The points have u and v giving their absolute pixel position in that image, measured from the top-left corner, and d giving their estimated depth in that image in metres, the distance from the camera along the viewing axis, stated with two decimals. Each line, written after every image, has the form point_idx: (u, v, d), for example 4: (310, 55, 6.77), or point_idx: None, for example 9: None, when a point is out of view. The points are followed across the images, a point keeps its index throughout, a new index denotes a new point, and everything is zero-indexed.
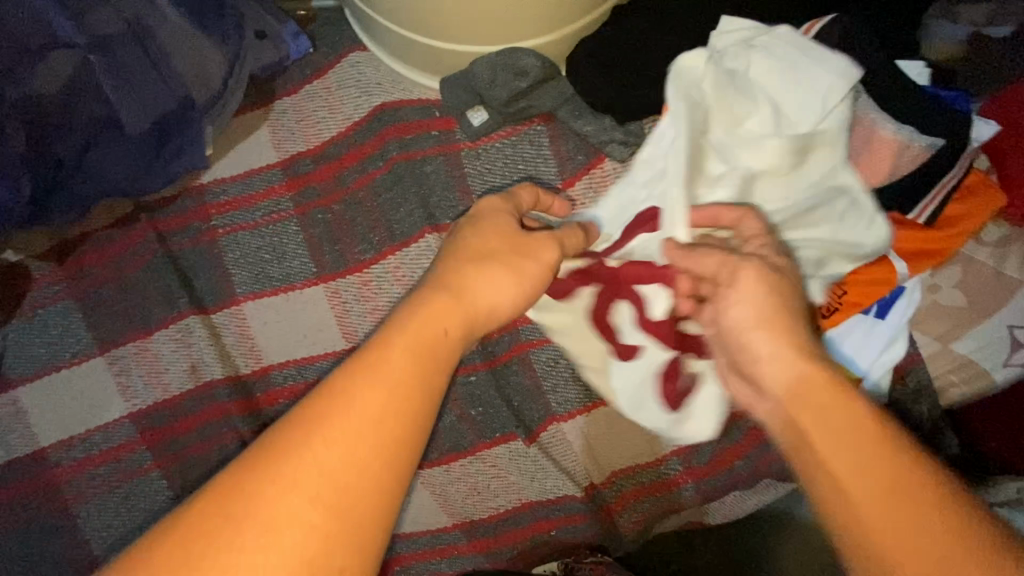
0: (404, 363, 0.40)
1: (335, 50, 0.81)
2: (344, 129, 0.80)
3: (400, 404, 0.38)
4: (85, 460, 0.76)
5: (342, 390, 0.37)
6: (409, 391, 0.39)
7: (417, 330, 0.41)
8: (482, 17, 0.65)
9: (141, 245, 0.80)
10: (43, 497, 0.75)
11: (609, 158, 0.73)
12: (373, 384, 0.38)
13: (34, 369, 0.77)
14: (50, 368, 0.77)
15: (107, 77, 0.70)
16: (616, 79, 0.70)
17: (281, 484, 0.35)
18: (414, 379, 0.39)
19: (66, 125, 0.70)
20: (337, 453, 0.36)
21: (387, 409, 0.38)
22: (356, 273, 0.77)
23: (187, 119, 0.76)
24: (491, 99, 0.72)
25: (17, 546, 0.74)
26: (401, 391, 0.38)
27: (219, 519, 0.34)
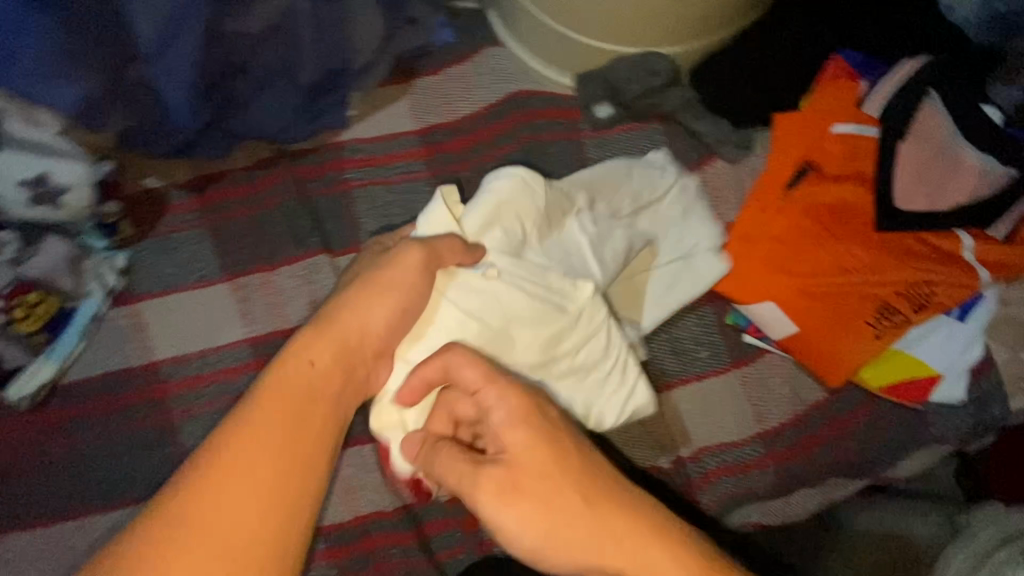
0: (291, 394, 0.52)
1: (476, 42, 0.91)
2: (478, 109, 0.88)
3: (288, 458, 0.49)
4: (195, 378, 0.78)
5: (244, 435, 0.49)
6: (298, 452, 0.50)
7: (285, 391, 0.52)
8: (633, 19, 0.75)
9: (277, 187, 0.86)
10: (151, 408, 0.77)
11: (721, 157, 0.81)
12: (258, 434, 0.49)
13: (158, 286, 0.81)
14: (173, 287, 0.81)
15: (301, 31, 0.75)
16: (740, 89, 0.78)
17: (170, 557, 0.43)
18: (294, 435, 0.51)
19: (246, 68, 0.76)
20: (240, 490, 0.47)
21: (272, 460, 0.49)
22: None
23: (341, 82, 0.84)
24: (621, 93, 0.81)
25: (118, 452, 0.76)
26: (282, 456, 0.49)
27: (169, 552, 0.44)
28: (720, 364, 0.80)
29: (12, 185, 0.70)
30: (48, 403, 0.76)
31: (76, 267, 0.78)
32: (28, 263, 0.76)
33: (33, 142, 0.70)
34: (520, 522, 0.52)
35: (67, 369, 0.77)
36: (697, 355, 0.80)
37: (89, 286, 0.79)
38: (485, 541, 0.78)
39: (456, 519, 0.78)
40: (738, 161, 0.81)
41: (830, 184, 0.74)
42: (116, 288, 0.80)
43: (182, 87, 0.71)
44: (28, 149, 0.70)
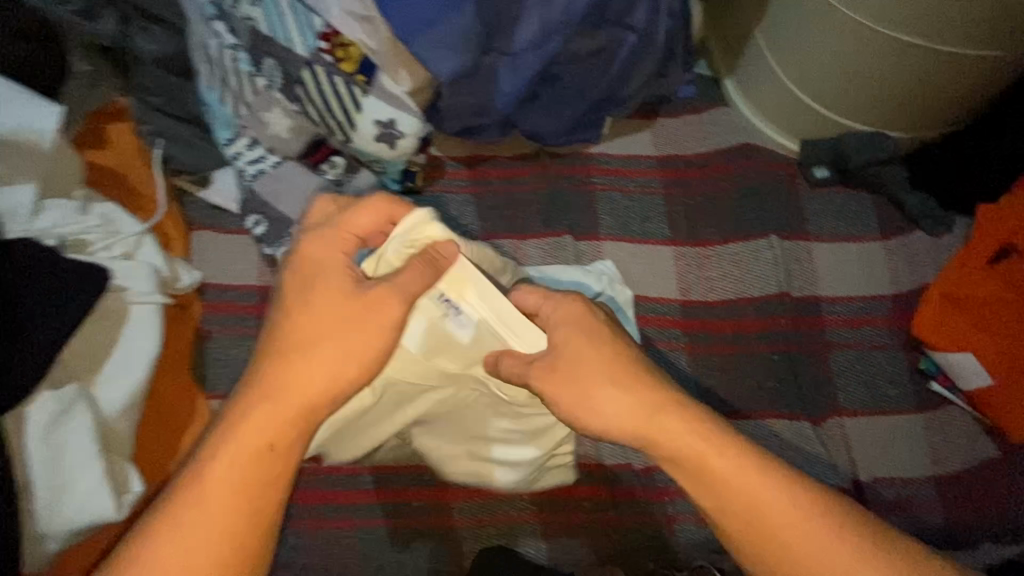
0: (252, 435, 0.54)
1: (712, 99, 1.09)
2: (712, 150, 1.04)
3: (247, 506, 0.52)
4: None
5: (196, 496, 0.51)
6: (248, 502, 0.52)
7: (258, 459, 0.53)
8: (879, 104, 0.92)
9: (535, 176, 1.03)
10: None
11: (920, 229, 0.96)
12: (238, 428, 0.54)
13: None
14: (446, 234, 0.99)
15: (598, 58, 0.91)
16: (949, 177, 0.95)
17: (203, 479, 0.52)
18: (249, 497, 0.52)
19: (551, 80, 0.94)
20: (195, 541, 0.50)
21: (242, 500, 0.52)
22: (702, 247, 0.97)
23: (608, 107, 0.99)
24: (846, 161, 0.97)
25: None
26: (246, 497, 0.52)
27: (166, 499, 0.52)
28: (906, 404, 0.90)
29: (371, 122, 0.88)
30: None
31: None
32: (347, 186, 0.92)
33: (399, 99, 0.87)
34: (612, 403, 0.58)
35: None
36: (887, 391, 0.90)
37: None
38: (669, 515, 0.86)
39: (648, 493, 0.86)
40: (934, 236, 0.96)
41: None
42: None
43: (514, 87, 0.88)
44: (392, 103, 0.87)
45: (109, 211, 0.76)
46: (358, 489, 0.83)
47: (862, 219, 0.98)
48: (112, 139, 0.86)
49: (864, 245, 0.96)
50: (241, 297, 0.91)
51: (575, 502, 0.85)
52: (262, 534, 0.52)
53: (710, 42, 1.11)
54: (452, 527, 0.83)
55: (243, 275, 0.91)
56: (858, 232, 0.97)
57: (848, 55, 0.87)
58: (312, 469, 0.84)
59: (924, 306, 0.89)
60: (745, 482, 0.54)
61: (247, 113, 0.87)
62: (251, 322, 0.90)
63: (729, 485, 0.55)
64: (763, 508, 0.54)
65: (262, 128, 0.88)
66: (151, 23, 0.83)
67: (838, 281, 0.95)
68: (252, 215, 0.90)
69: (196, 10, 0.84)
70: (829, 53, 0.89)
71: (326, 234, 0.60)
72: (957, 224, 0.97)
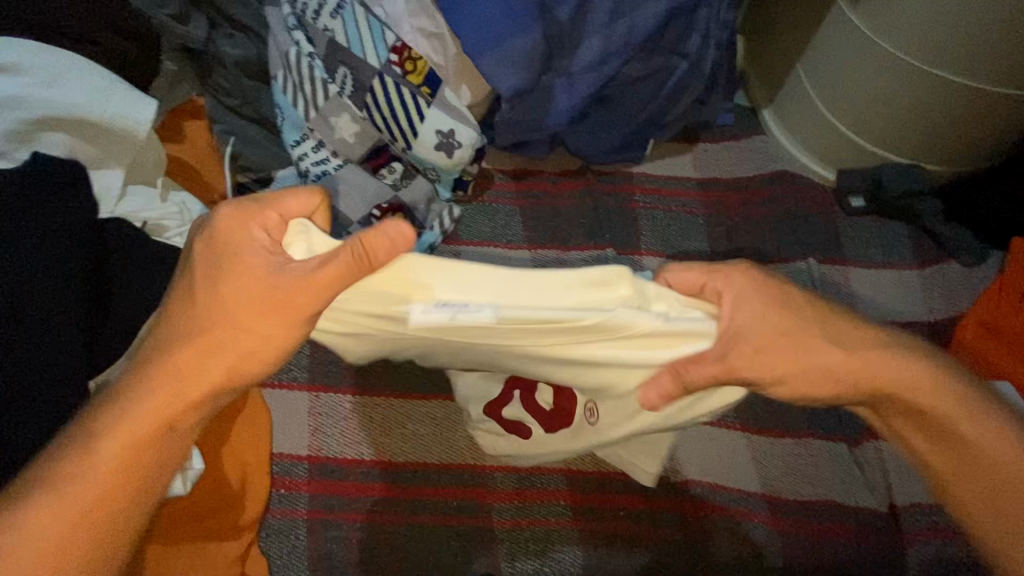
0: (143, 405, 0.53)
1: (750, 128, 1.14)
2: (749, 175, 1.09)
3: (133, 476, 0.53)
4: None
5: (96, 452, 0.52)
6: (135, 473, 0.53)
7: (148, 421, 0.53)
8: (915, 138, 0.96)
9: (579, 191, 1.08)
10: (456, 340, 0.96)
11: (955, 261, 0.99)
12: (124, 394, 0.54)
13: (478, 239, 1.03)
14: (491, 242, 1.03)
15: (648, 83, 0.96)
16: (984, 212, 0.98)
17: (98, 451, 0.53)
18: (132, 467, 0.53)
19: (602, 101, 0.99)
20: (79, 494, 0.52)
21: (128, 465, 0.53)
22: None
23: (653, 129, 1.04)
24: (881, 191, 1.01)
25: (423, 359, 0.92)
26: (131, 462, 0.53)
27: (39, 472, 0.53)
28: None
29: (432, 132, 0.93)
30: None
31: (429, 205, 0.99)
32: (403, 191, 0.97)
33: (460, 112, 0.93)
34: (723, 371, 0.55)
35: None
36: None
37: (432, 223, 1.00)
38: (704, 529, 0.85)
39: (682, 505, 0.86)
40: (969, 267, 0.99)
41: None
42: (447, 230, 1.01)
43: (569, 106, 0.93)
44: (453, 114, 0.93)
45: (184, 199, 0.80)
46: (402, 483, 0.82)
47: (897, 247, 1.01)
48: (189, 135, 0.92)
49: (898, 273, 0.99)
50: None
51: (612, 511, 0.85)
52: (127, 501, 0.53)
53: (749, 75, 1.17)
54: (493, 528, 0.82)
55: None
56: (893, 260, 1.00)
57: (889, 91, 0.92)
58: (356, 462, 0.82)
59: (959, 335, 0.91)
60: (976, 442, 0.57)
61: (315, 117, 0.91)
62: None
63: (930, 428, 0.58)
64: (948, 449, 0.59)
65: (328, 133, 0.92)
66: (237, 31, 0.91)
67: (873, 306, 0.97)
68: None
69: (279, 20, 0.90)
70: (870, 88, 0.93)
71: (256, 210, 0.53)
72: (993, 258, 0.99)
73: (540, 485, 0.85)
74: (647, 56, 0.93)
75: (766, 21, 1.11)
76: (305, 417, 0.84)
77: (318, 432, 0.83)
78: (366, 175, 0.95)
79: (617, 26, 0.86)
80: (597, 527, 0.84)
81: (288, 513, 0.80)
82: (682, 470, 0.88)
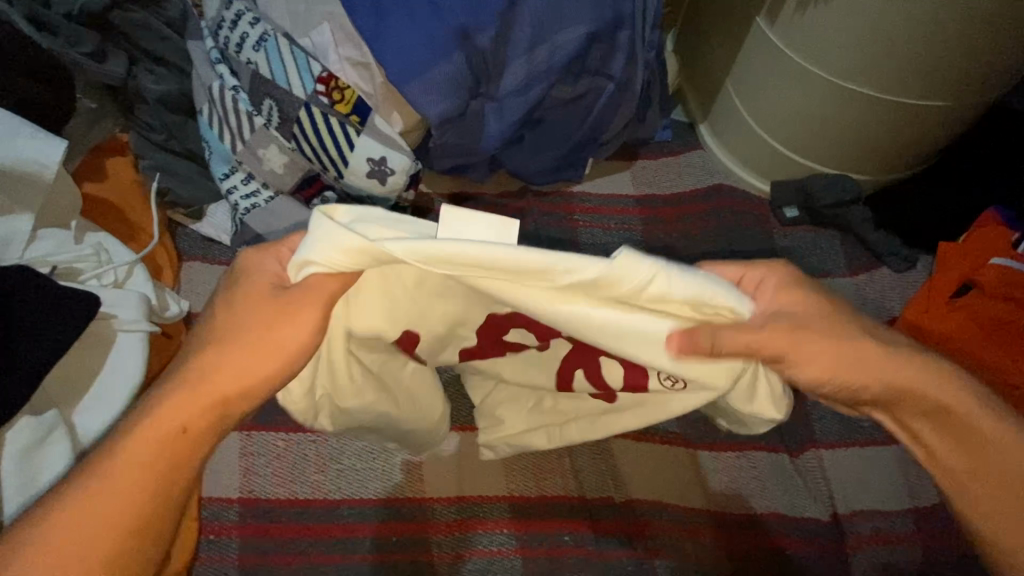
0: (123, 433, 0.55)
1: (687, 143, 1.15)
2: (686, 190, 1.10)
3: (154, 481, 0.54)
4: None
5: (109, 472, 0.53)
6: (152, 483, 0.54)
7: (159, 440, 0.54)
8: (840, 149, 0.98)
9: (520, 212, 1.08)
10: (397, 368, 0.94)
11: (887, 267, 1.01)
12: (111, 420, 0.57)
13: None
14: None
15: (579, 105, 0.97)
16: (908, 219, 1.02)
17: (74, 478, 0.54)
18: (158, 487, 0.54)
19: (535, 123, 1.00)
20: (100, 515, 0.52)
21: (149, 478, 0.54)
22: None
23: (589, 148, 1.05)
24: (811, 202, 1.03)
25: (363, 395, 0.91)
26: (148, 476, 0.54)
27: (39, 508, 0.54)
28: (878, 436, 0.93)
29: (362, 160, 0.92)
30: None
31: None
32: None
33: (390, 139, 0.92)
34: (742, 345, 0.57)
35: None
36: (860, 423, 0.93)
37: None
38: (651, 550, 0.84)
39: (628, 525, 0.85)
40: (900, 273, 1.01)
41: (993, 303, 0.90)
42: None
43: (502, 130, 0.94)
44: (383, 141, 0.92)
45: (102, 240, 0.79)
46: (337, 522, 0.80)
47: (830, 256, 1.03)
48: (112, 173, 0.91)
49: (833, 282, 1.01)
50: None
51: (556, 536, 0.84)
52: (150, 540, 0.54)
53: (684, 91, 1.19)
54: (435, 562, 0.80)
55: None
56: (827, 270, 1.02)
57: (798, 111, 0.96)
58: (290, 503, 0.80)
59: None
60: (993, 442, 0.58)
61: (242, 149, 0.91)
62: None
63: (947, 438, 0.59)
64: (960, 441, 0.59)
65: (257, 164, 0.92)
66: (158, 67, 0.91)
67: None
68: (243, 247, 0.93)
69: (201, 55, 0.91)
70: (794, 103, 0.95)
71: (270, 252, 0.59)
72: (923, 263, 1.02)
73: (483, 514, 0.84)
74: (576, 79, 0.94)
75: (698, 39, 1.13)
76: (236, 459, 0.81)
77: (249, 474, 0.80)
78: (298, 205, 0.94)
79: (542, 52, 0.87)
80: (541, 554, 0.83)
81: (218, 561, 0.77)
82: (627, 490, 0.88)
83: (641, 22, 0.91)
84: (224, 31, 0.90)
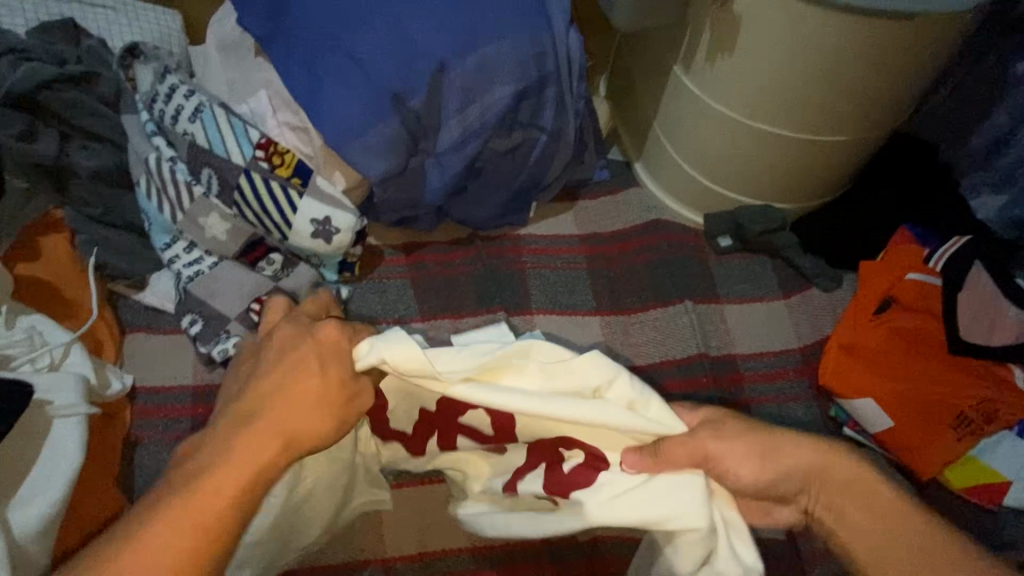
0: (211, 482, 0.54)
1: (625, 181, 1.21)
2: (627, 226, 1.15)
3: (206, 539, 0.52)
4: None
5: (165, 523, 0.51)
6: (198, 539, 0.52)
7: (213, 484, 0.54)
8: (761, 181, 1.05)
9: (468, 258, 1.10)
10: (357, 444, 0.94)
11: (816, 287, 1.07)
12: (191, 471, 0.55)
13: (370, 317, 1.03)
14: (382, 319, 1.03)
15: (516, 155, 1.01)
16: (830, 241, 1.09)
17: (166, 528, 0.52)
18: (205, 533, 0.52)
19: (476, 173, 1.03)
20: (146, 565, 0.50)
21: (196, 533, 0.52)
22: (626, 315, 1.05)
23: (531, 193, 1.09)
24: (742, 230, 1.09)
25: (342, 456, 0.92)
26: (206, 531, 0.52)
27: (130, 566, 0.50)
28: None
29: (307, 222, 0.94)
30: None
31: (314, 290, 0.98)
32: (285, 279, 0.96)
33: (334, 199, 0.94)
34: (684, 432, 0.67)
35: None
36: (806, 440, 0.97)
37: None
38: None
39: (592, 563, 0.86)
40: (829, 291, 1.07)
41: (910, 315, 0.98)
42: None
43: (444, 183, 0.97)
44: (326, 200, 0.94)
45: (36, 322, 0.78)
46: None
47: (764, 280, 1.08)
48: (46, 250, 0.89)
49: (769, 304, 1.06)
50: (174, 398, 0.90)
51: None
52: None
53: (619, 131, 1.25)
54: None
55: (177, 377, 0.91)
56: (763, 293, 1.07)
57: (729, 147, 1.01)
58: None
59: (827, 356, 0.98)
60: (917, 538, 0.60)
61: (183, 219, 0.92)
62: (184, 425, 0.88)
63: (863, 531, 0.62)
64: (900, 539, 0.60)
65: (199, 233, 0.93)
66: (93, 143, 0.93)
67: (750, 338, 1.04)
68: (189, 315, 0.93)
69: (135, 126, 0.93)
70: (716, 141, 1.02)
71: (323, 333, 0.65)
72: (848, 280, 1.09)
73: (447, 567, 0.84)
74: (512, 131, 0.99)
75: (627, 84, 1.20)
76: None
77: None
78: (244, 270, 0.94)
79: (475, 109, 0.91)
80: None
81: None
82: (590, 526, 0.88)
83: (565, 76, 0.96)
84: (159, 104, 0.92)
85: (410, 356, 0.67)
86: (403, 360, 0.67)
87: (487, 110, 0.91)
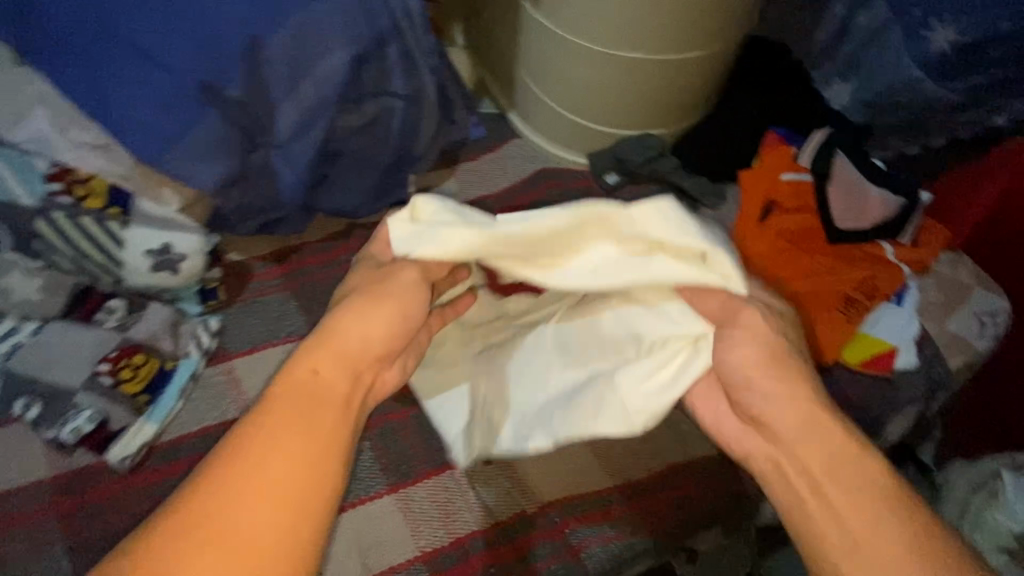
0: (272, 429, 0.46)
1: (503, 135, 1.14)
2: (513, 182, 1.09)
3: (297, 505, 0.43)
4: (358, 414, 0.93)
5: (233, 463, 0.43)
6: (317, 470, 0.45)
7: (295, 394, 0.48)
8: (632, 111, 1.03)
9: (350, 254, 0.99)
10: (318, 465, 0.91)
11: (705, 207, 1.07)
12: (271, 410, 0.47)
13: (250, 344, 0.89)
14: (265, 343, 0.90)
15: (374, 129, 0.91)
16: (708, 159, 1.10)
17: (257, 468, 0.44)
18: (310, 466, 0.45)
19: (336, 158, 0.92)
20: (239, 520, 0.41)
21: (302, 454, 0.45)
22: None
23: (404, 167, 0.99)
24: (625, 164, 1.07)
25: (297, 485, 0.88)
26: (321, 451, 0.46)
27: (218, 508, 0.42)
28: None
29: (141, 253, 0.80)
30: (146, 463, 0.79)
31: (174, 329, 0.84)
32: (133, 327, 0.81)
33: (165, 221, 0.80)
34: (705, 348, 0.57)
35: (152, 427, 0.79)
36: None
37: (186, 348, 0.84)
38: (574, 545, 0.86)
39: (547, 530, 0.87)
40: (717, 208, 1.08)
41: (792, 215, 1.02)
42: (210, 348, 0.86)
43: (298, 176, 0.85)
44: (158, 225, 0.80)
45: None
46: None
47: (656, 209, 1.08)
48: None
49: None
50: (30, 497, 0.75)
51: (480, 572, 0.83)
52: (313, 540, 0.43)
53: (486, 82, 1.17)
54: None
55: (28, 472, 0.76)
56: None
57: (595, 88, 0.98)
58: None
59: None
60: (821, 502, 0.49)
61: None
62: (51, 526, 0.74)
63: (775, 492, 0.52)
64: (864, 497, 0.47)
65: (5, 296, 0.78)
66: None
67: None
68: (21, 398, 0.77)
69: None
70: (580, 77, 0.97)
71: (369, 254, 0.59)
72: (732, 193, 1.09)
73: None
74: (361, 103, 0.87)
75: (482, 29, 1.11)
76: None
77: None
78: (74, 330, 0.79)
79: (308, 85, 0.79)
80: None
81: None
82: (538, 495, 0.89)
83: (409, 30, 0.85)
84: None
85: (450, 250, 0.56)
86: (450, 246, 0.57)
87: (323, 84, 0.79)
